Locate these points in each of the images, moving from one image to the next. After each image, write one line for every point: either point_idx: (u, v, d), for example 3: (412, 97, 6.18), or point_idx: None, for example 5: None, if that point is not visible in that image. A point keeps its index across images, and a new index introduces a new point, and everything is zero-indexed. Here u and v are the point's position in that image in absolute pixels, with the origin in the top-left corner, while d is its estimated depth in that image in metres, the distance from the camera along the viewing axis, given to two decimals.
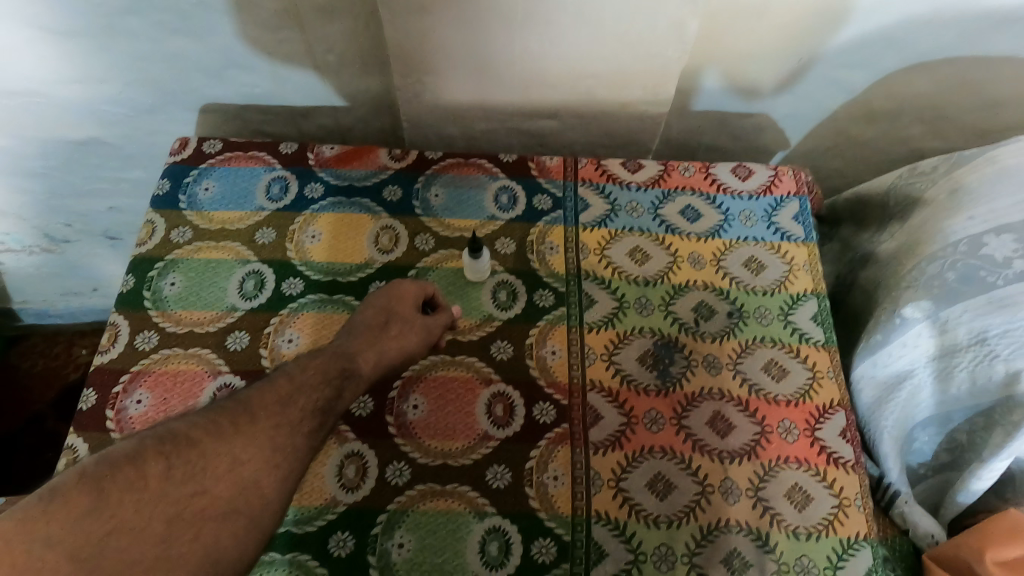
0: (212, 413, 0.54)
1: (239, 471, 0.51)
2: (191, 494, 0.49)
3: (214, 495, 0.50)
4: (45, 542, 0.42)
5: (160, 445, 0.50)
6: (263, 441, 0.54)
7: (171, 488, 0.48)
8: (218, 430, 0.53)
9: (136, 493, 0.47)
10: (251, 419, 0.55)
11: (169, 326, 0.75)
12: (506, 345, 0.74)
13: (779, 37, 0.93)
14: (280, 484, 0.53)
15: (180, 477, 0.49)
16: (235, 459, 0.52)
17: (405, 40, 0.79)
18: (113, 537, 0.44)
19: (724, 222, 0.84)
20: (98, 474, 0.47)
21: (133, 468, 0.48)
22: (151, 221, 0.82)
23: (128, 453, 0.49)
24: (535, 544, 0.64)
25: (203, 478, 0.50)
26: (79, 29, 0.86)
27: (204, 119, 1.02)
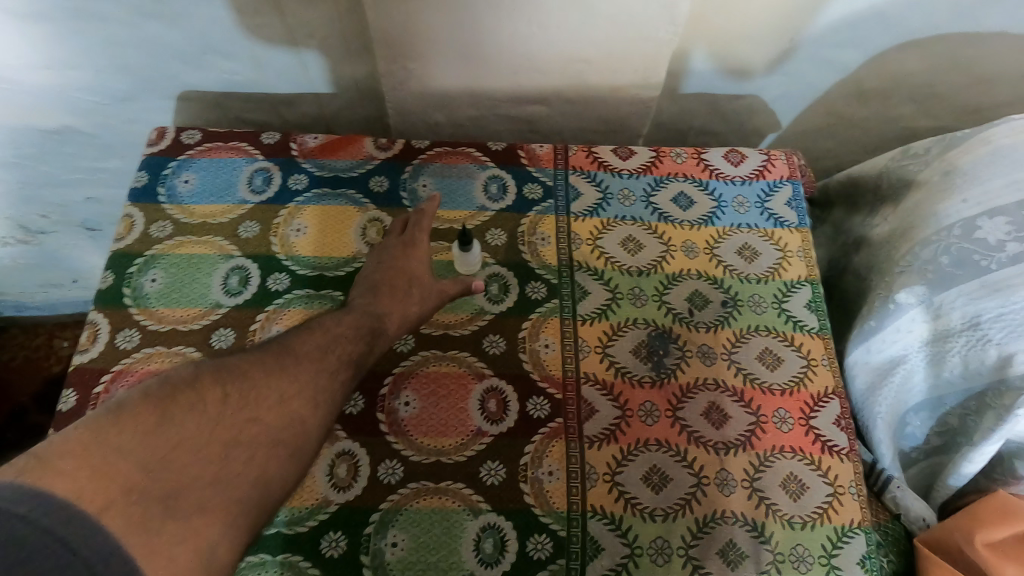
0: (262, 351, 0.57)
1: (291, 405, 0.54)
2: (245, 421, 0.51)
3: (263, 425, 0.52)
4: (118, 452, 0.44)
5: (215, 373, 0.53)
6: (307, 380, 0.57)
7: (229, 413, 0.51)
8: (264, 371, 0.55)
9: (197, 414, 0.49)
10: (297, 359, 0.58)
11: (151, 324, 0.73)
12: (498, 339, 0.73)
13: (771, 17, 0.91)
14: (322, 420, 0.56)
15: (238, 404, 0.52)
16: (283, 396, 0.55)
17: (388, 24, 0.77)
18: (174, 453, 0.47)
19: (717, 209, 0.83)
20: (159, 394, 0.49)
21: (191, 391, 0.50)
22: (129, 215, 0.79)
23: (186, 378, 0.51)
24: (530, 540, 0.63)
25: (255, 408, 0.52)
26: (47, 14, 0.82)
27: (182, 107, 0.99)
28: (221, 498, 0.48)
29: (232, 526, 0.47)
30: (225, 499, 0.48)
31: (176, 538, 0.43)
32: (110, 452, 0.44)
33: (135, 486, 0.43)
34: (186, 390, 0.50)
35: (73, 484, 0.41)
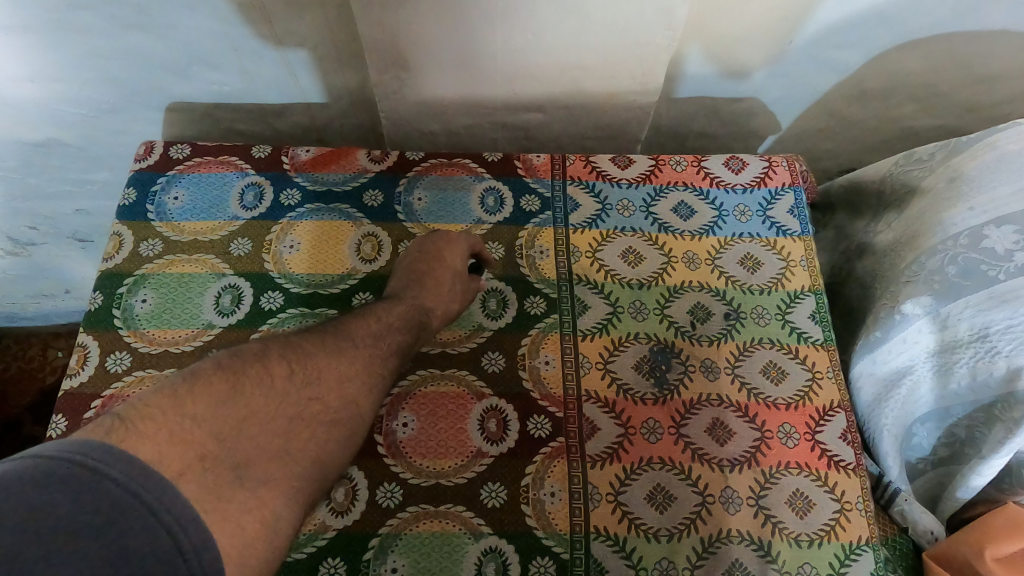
0: (320, 329, 0.58)
1: (353, 389, 0.55)
2: (308, 399, 0.51)
3: (325, 406, 0.52)
4: (193, 418, 0.43)
5: (284, 349, 0.53)
6: (363, 364, 0.57)
7: (294, 390, 0.51)
8: (330, 352, 0.56)
9: (265, 387, 0.49)
10: (353, 343, 0.58)
11: (143, 346, 0.71)
12: (497, 356, 0.72)
13: (770, 19, 0.90)
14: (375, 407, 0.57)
15: (302, 381, 0.52)
16: (349, 379, 0.55)
17: (380, 34, 0.75)
18: (245, 426, 0.46)
19: (718, 219, 0.81)
20: (232, 365, 0.49)
21: (260, 363, 0.50)
22: (118, 233, 0.77)
23: (254, 352, 0.51)
24: (533, 564, 0.62)
25: (317, 387, 0.53)
26: (28, 26, 0.80)
27: (171, 118, 0.97)
28: (282, 473, 0.47)
29: (292, 501, 0.47)
30: (287, 474, 0.47)
31: (244, 506, 0.43)
32: (188, 418, 0.43)
33: (211, 452, 0.43)
34: (257, 364, 0.50)
35: (155, 445, 0.40)
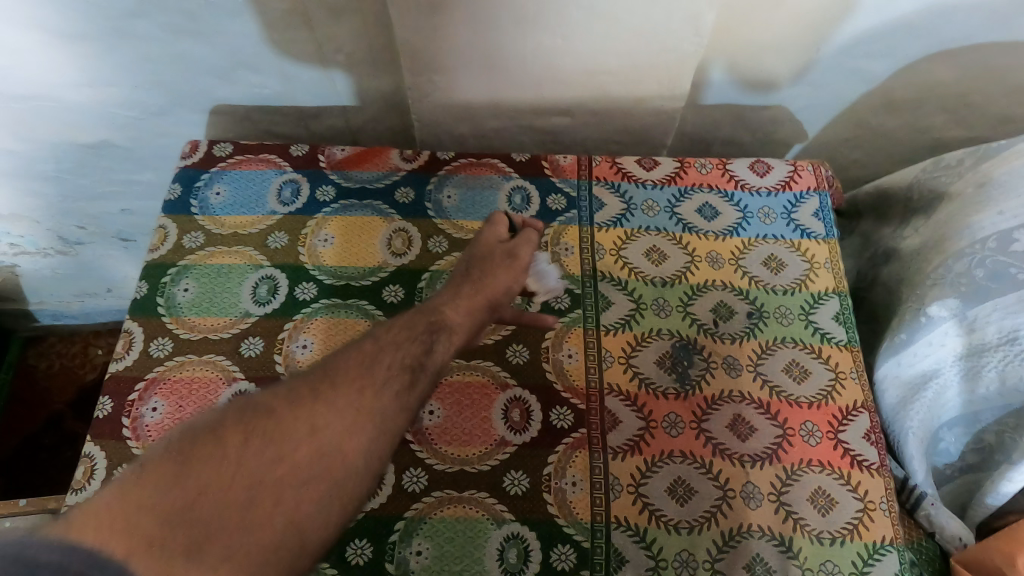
0: (294, 380, 0.52)
1: (339, 437, 0.49)
2: (275, 461, 0.46)
3: (298, 464, 0.46)
4: (138, 510, 0.40)
5: (243, 414, 0.48)
6: (344, 404, 0.51)
7: (255, 454, 0.45)
8: (308, 401, 0.50)
9: (219, 457, 0.44)
10: (333, 383, 0.52)
11: (183, 333, 0.75)
12: (521, 349, 0.73)
13: (797, 28, 0.91)
14: (368, 445, 0.50)
15: (264, 443, 0.46)
16: (332, 425, 0.49)
17: (415, 38, 0.78)
18: (198, 504, 0.42)
19: (742, 220, 0.82)
20: (182, 445, 0.45)
21: (212, 437, 0.45)
22: (163, 226, 0.81)
23: (208, 424, 0.47)
24: (554, 551, 0.63)
25: (286, 445, 0.47)
26: (87, 31, 0.85)
27: (214, 121, 1.01)
28: (250, 548, 0.42)
29: None
30: (257, 552, 0.42)
31: None
32: (132, 512, 0.40)
33: (158, 542, 0.39)
34: (208, 436, 0.45)
35: (99, 535, 0.37)
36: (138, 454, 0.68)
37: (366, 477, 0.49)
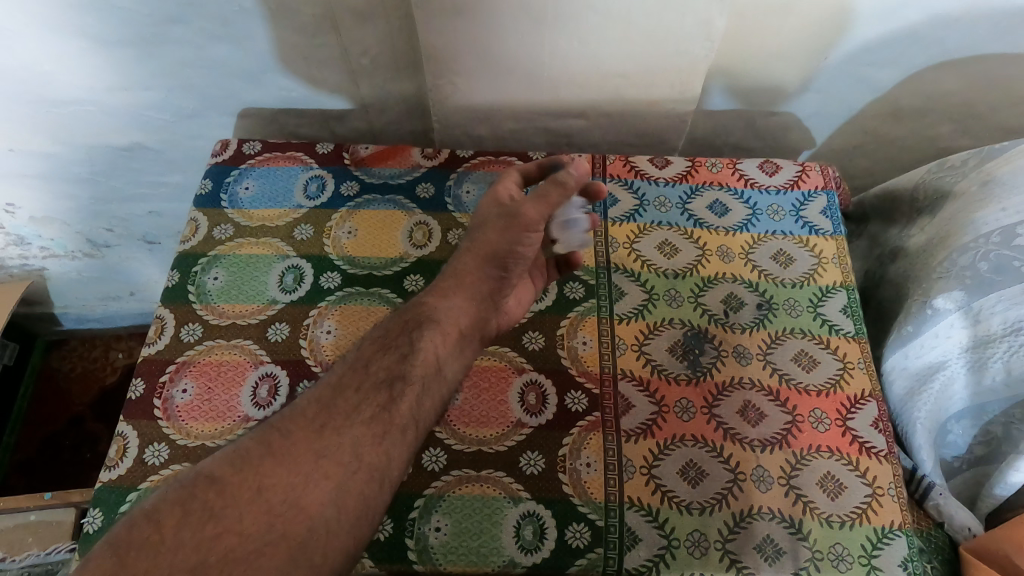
0: (249, 438, 0.55)
1: (295, 494, 0.51)
2: (217, 537, 0.48)
3: (246, 534, 0.49)
4: None
5: (184, 494, 0.50)
6: (295, 464, 0.53)
7: (195, 534, 0.48)
8: (261, 463, 0.52)
9: (158, 545, 0.47)
10: (287, 439, 0.54)
11: (213, 318, 0.78)
12: (538, 336, 0.76)
13: (806, 37, 0.94)
14: (327, 495, 0.52)
15: (204, 521, 0.49)
16: (288, 483, 0.52)
17: (437, 41, 0.82)
18: None
19: (752, 216, 0.85)
20: (123, 538, 0.47)
21: (150, 524, 0.48)
22: (194, 219, 0.85)
23: (149, 508, 0.50)
24: (569, 529, 0.65)
25: (229, 520, 0.49)
26: (128, 37, 0.90)
27: (242, 124, 1.05)
28: None
29: None
30: None
31: None
32: None
33: None
34: (149, 523, 0.48)
35: None
36: (169, 433, 0.71)
37: (335, 526, 0.51)
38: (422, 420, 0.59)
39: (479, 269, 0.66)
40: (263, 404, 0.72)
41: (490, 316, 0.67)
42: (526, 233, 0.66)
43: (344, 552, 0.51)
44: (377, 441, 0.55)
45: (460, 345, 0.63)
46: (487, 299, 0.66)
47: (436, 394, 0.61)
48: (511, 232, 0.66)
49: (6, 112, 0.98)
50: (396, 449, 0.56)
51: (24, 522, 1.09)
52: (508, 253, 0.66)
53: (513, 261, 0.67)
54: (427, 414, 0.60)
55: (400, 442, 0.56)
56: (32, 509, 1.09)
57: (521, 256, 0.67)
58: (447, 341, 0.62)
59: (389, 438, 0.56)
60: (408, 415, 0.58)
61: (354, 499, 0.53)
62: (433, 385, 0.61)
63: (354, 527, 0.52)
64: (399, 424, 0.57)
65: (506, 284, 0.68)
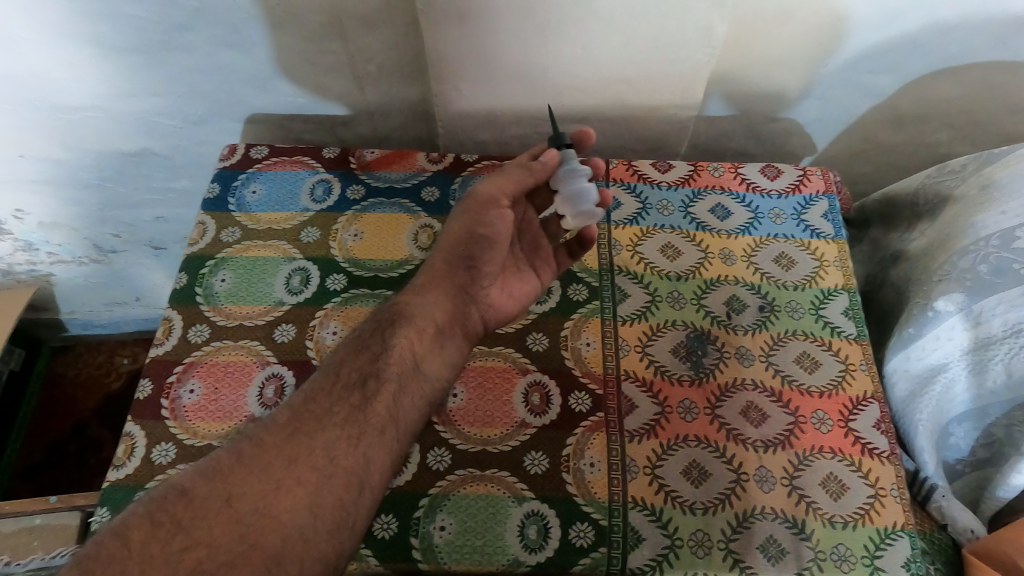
0: (220, 452, 0.55)
1: (267, 503, 0.52)
2: (185, 549, 0.49)
3: (215, 544, 0.49)
4: None
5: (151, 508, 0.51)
6: (267, 474, 0.53)
7: (162, 547, 0.48)
8: (233, 473, 0.53)
9: (126, 559, 0.47)
10: (260, 448, 0.55)
11: (220, 320, 0.78)
12: (542, 337, 0.77)
13: (807, 45, 0.95)
14: (300, 503, 0.53)
15: (171, 534, 0.49)
16: (260, 493, 0.52)
17: (442, 47, 0.83)
18: None
19: (754, 220, 0.86)
20: (90, 555, 0.48)
21: (116, 540, 0.48)
22: (202, 222, 0.86)
23: (115, 525, 0.50)
24: (573, 528, 0.65)
25: (197, 532, 0.50)
26: (138, 45, 0.91)
27: (249, 130, 1.06)
28: None
29: None
30: None
31: None
32: None
33: None
34: (116, 538, 0.49)
35: None
36: (176, 432, 0.72)
37: (311, 535, 0.52)
38: (400, 419, 0.60)
39: (447, 265, 0.69)
40: (270, 404, 0.73)
41: (468, 310, 0.69)
42: (487, 212, 0.70)
43: (322, 562, 0.51)
44: (352, 444, 0.56)
45: (437, 340, 0.66)
46: (461, 292, 0.68)
47: (415, 389, 0.62)
48: (471, 213, 0.70)
49: (17, 118, 0.99)
50: (373, 450, 0.57)
51: (27, 526, 1.09)
52: (473, 235, 0.69)
53: (477, 247, 0.69)
54: (406, 412, 0.61)
55: (377, 443, 0.57)
56: (37, 513, 1.09)
57: (486, 239, 0.69)
58: (422, 335, 0.65)
59: (365, 440, 0.57)
60: (384, 414, 0.59)
61: (330, 506, 0.53)
62: (410, 382, 0.62)
63: (332, 535, 0.52)
64: (375, 424, 0.58)
65: (478, 271, 0.69)
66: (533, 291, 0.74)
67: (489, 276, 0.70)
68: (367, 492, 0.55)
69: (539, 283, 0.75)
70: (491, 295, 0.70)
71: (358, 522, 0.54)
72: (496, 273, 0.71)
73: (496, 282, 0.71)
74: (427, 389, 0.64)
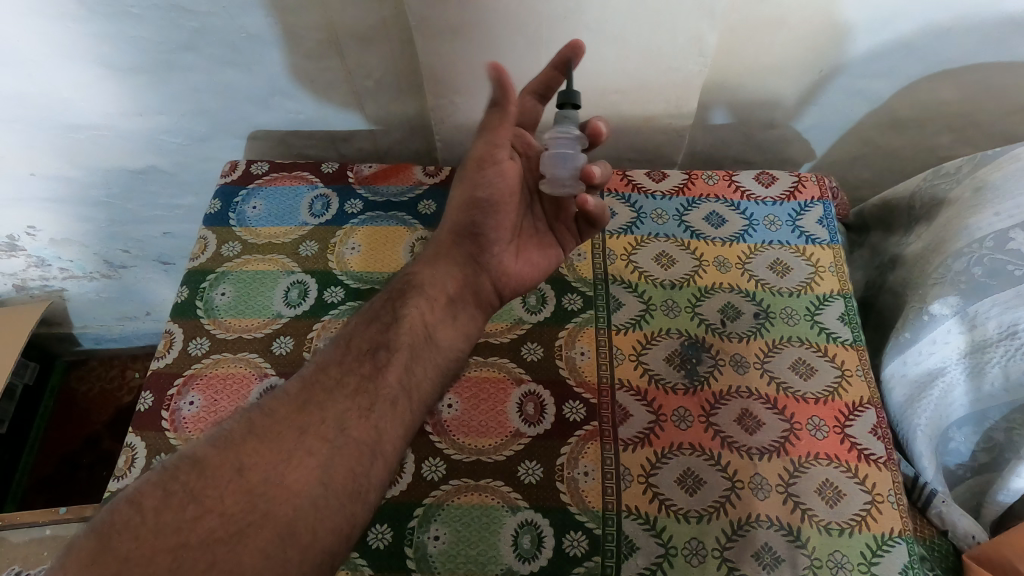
0: (234, 423, 0.55)
1: (279, 473, 0.52)
2: (195, 519, 0.48)
3: (227, 514, 0.49)
4: None
5: (162, 477, 0.50)
6: (278, 444, 0.54)
7: (172, 517, 0.48)
8: (244, 442, 0.53)
9: (135, 528, 0.47)
10: (270, 418, 0.55)
11: (220, 333, 0.80)
12: (536, 347, 0.78)
13: (801, 52, 0.95)
14: (311, 473, 0.53)
15: (181, 503, 0.49)
16: (272, 464, 0.52)
17: (436, 61, 0.84)
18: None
19: (748, 227, 0.87)
20: (108, 522, 0.47)
21: (129, 508, 0.48)
22: (204, 237, 0.88)
23: (130, 496, 0.49)
24: (566, 538, 0.65)
25: (207, 502, 0.49)
26: (142, 65, 0.93)
27: (251, 146, 1.08)
28: None
29: None
30: None
31: None
32: None
33: None
34: (129, 505, 0.48)
35: None
36: (176, 443, 0.73)
37: (323, 504, 0.52)
38: (412, 390, 0.61)
39: (454, 235, 0.71)
40: None
41: (479, 278, 0.70)
42: (484, 171, 0.69)
43: (336, 532, 0.51)
44: (364, 414, 0.57)
45: (450, 311, 0.68)
46: (471, 261, 0.70)
47: (428, 360, 0.64)
48: (468, 176, 0.70)
49: (27, 137, 1.02)
50: (385, 421, 0.58)
51: (39, 536, 1.11)
52: (474, 201, 0.69)
53: (480, 212, 0.69)
54: (418, 381, 0.62)
55: (389, 413, 0.58)
56: (47, 523, 1.11)
57: (488, 203, 0.69)
58: (434, 305, 0.67)
59: (377, 411, 0.58)
60: (395, 385, 0.60)
61: (342, 478, 0.53)
62: (422, 352, 0.64)
63: (344, 506, 0.53)
64: (386, 395, 0.59)
65: (486, 238, 0.70)
66: (550, 262, 0.74)
67: (500, 243, 0.70)
68: (379, 463, 0.56)
69: (560, 251, 0.75)
70: (503, 261, 0.71)
71: (371, 492, 0.54)
72: (507, 238, 0.70)
73: (509, 248, 0.71)
74: (439, 359, 0.65)
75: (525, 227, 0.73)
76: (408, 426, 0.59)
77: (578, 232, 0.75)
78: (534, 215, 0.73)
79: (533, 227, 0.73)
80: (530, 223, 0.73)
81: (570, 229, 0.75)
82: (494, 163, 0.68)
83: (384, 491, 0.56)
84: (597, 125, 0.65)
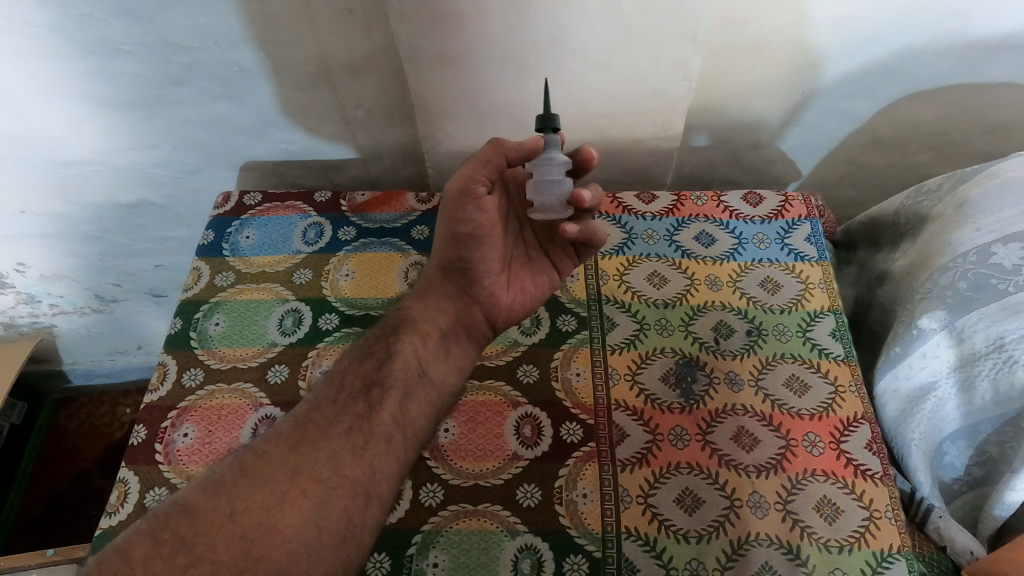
0: (225, 466, 0.55)
1: (272, 516, 0.51)
2: (184, 567, 0.47)
3: (219, 561, 0.48)
4: None
5: (151, 525, 0.49)
6: (272, 485, 0.53)
7: (162, 565, 0.47)
8: (236, 484, 0.53)
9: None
10: (263, 459, 0.55)
11: (214, 363, 0.80)
12: (532, 368, 0.78)
13: (782, 75, 0.98)
14: (306, 515, 0.52)
15: (170, 550, 0.48)
16: (265, 507, 0.52)
17: (426, 91, 0.86)
18: None
19: (738, 246, 0.88)
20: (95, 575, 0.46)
21: (118, 557, 0.47)
22: (197, 268, 0.88)
23: (118, 544, 0.49)
24: (567, 561, 0.65)
25: (197, 548, 0.48)
26: (135, 100, 0.94)
27: (244, 177, 1.09)
28: None
29: None
30: None
31: None
32: None
33: None
34: (117, 555, 0.47)
35: None
36: (169, 477, 0.72)
37: (317, 548, 0.51)
38: (406, 426, 0.62)
39: (444, 269, 0.72)
40: None
41: (471, 311, 0.71)
42: (463, 206, 0.66)
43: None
44: (358, 453, 0.57)
45: (441, 347, 0.69)
46: (462, 295, 0.71)
47: (420, 397, 0.65)
48: (449, 212, 0.67)
49: (19, 175, 1.02)
50: (380, 458, 0.58)
51: None
52: (458, 237, 0.68)
53: (466, 247, 0.68)
54: (413, 418, 0.63)
55: (383, 451, 0.58)
56: (36, 566, 1.08)
57: (471, 238, 0.68)
58: (427, 342, 0.68)
59: (371, 449, 0.58)
60: (389, 422, 0.60)
61: (336, 519, 0.53)
62: (416, 389, 0.64)
63: (340, 547, 0.52)
64: (380, 433, 0.59)
65: (475, 272, 0.69)
66: (546, 286, 0.74)
67: (489, 275, 0.69)
68: (373, 503, 0.55)
69: (554, 275, 0.74)
70: (493, 294, 0.71)
71: (365, 533, 0.54)
72: (497, 269, 0.70)
73: (500, 279, 0.71)
74: (432, 394, 0.66)
75: (516, 254, 0.73)
76: (404, 463, 0.60)
77: (573, 257, 0.74)
78: (524, 241, 0.73)
79: (524, 254, 0.73)
80: (520, 250, 0.73)
81: (567, 254, 0.74)
82: (473, 199, 0.65)
83: (380, 526, 0.56)
84: (588, 150, 0.65)
